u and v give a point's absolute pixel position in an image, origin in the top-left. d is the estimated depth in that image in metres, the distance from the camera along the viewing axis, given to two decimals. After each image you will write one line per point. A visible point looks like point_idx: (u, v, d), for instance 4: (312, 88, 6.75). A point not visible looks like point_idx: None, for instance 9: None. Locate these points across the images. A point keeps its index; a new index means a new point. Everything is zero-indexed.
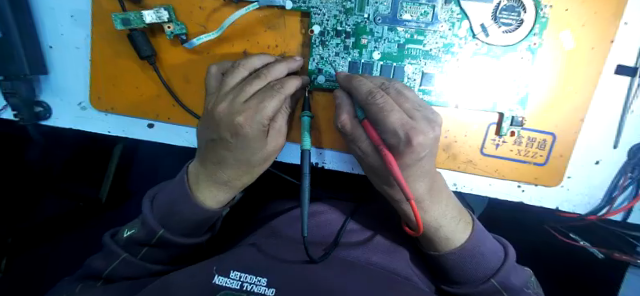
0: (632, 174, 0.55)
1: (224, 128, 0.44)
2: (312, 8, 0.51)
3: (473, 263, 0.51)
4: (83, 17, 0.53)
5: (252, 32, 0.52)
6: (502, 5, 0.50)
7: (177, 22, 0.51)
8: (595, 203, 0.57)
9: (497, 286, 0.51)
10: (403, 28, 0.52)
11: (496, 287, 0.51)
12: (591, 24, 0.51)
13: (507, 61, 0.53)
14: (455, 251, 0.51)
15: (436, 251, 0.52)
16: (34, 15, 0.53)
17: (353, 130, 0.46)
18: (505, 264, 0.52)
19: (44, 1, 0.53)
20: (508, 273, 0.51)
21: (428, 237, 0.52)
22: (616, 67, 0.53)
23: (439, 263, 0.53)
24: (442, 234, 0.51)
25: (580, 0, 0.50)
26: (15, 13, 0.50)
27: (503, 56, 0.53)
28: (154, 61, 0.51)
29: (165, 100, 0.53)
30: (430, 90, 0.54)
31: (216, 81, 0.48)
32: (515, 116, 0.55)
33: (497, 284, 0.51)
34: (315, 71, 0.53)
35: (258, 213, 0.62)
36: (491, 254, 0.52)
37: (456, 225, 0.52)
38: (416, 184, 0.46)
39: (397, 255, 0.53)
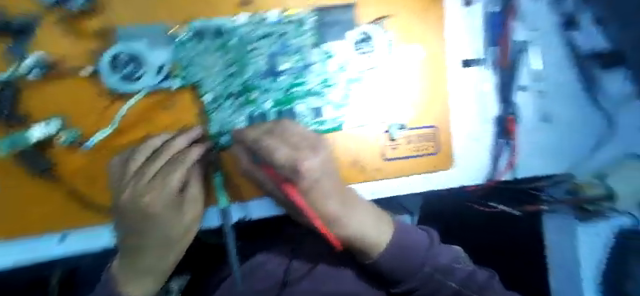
0: (502, 139, 0.68)
1: (133, 213, 0.47)
2: (198, 82, 0.57)
3: (404, 258, 0.56)
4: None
5: (147, 116, 0.56)
6: (356, 39, 0.61)
7: (69, 130, 0.53)
8: (486, 171, 0.69)
9: (430, 271, 0.57)
10: (284, 76, 0.59)
11: (429, 272, 0.57)
12: (428, 36, 0.64)
13: (376, 80, 0.63)
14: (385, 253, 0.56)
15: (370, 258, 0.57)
16: None
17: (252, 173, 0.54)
18: (430, 249, 0.58)
19: None
20: (435, 256, 0.58)
21: (358, 248, 0.57)
22: (462, 62, 0.66)
23: (377, 268, 0.57)
24: (369, 241, 0.56)
25: (414, 21, 0.63)
26: None
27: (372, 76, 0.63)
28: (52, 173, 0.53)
29: (74, 209, 0.54)
30: (323, 120, 0.61)
31: (118, 169, 0.50)
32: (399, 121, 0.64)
33: (429, 269, 0.57)
34: (217, 134, 0.56)
35: (205, 281, 0.63)
36: (417, 244, 0.58)
37: (379, 229, 0.58)
38: (327, 204, 0.54)
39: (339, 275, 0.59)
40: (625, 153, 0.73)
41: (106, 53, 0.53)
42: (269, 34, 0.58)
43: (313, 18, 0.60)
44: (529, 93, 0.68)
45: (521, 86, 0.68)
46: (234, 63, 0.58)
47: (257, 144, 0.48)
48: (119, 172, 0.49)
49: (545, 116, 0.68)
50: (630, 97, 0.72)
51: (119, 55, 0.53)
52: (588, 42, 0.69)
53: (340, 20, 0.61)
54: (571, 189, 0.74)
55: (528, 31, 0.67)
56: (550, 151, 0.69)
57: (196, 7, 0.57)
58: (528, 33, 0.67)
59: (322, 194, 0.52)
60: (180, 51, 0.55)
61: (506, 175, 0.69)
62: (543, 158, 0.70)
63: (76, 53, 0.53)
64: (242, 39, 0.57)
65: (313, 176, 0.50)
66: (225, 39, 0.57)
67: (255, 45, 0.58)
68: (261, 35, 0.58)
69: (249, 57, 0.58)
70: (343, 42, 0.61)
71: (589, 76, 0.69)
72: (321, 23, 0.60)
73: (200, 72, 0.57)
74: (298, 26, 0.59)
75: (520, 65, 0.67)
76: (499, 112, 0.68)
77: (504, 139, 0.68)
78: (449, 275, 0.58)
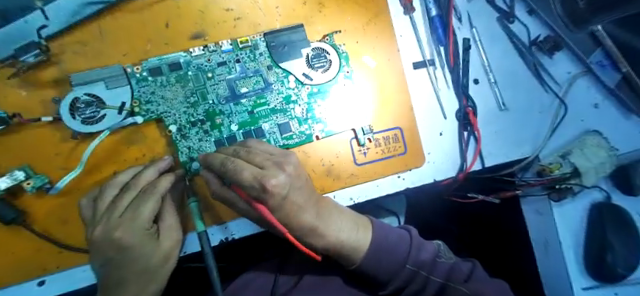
0: (467, 130, 0.70)
1: (106, 248, 0.47)
2: (162, 113, 0.58)
3: (386, 258, 0.56)
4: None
5: (116, 153, 0.57)
6: (311, 55, 0.64)
7: (37, 175, 0.53)
8: (458, 163, 0.70)
9: (413, 268, 0.57)
10: (245, 99, 0.62)
11: (412, 269, 0.57)
12: (377, 45, 0.69)
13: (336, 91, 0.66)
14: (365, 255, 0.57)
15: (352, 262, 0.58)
16: None
17: (226, 195, 0.54)
18: (412, 246, 0.58)
19: None
20: (417, 253, 0.58)
21: (340, 255, 0.58)
22: (413, 65, 0.71)
23: (361, 273, 0.58)
24: (349, 247, 0.57)
25: (362, 34, 0.68)
26: None
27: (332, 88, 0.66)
28: (22, 220, 0.52)
29: (47, 251, 0.53)
30: (290, 135, 0.63)
31: (89, 210, 0.51)
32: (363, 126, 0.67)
33: (412, 266, 0.57)
34: (187, 160, 0.59)
35: None
36: (397, 242, 0.58)
37: (356, 231, 0.59)
38: (303, 215, 0.53)
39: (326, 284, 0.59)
40: (587, 131, 0.74)
41: (66, 98, 0.54)
42: (226, 61, 0.61)
43: (265, 41, 0.63)
44: (482, 85, 0.72)
45: (473, 79, 0.72)
46: (195, 93, 0.60)
47: (223, 167, 0.50)
48: (91, 212, 0.51)
49: (501, 104, 0.72)
50: (577, 77, 0.74)
51: (79, 98, 0.54)
52: (525, 32, 0.74)
53: (292, 40, 0.64)
54: (539, 171, 0.74)
55: (470, 30, 0.73)
56: (512, 136, 0.72)
57: (152, 43, 0.59)
58: (469, 31, 0.73)
59: (295, 205, 0.51)
60: (140, 87, 0.57)
61: (475, 165, 0.71)
62: (507, 144, 0.72)
63: (39, 102, 0.55)
64: (200, 68, 0.60)
65: (281, 190, 0.48)
66: (183, 71, 0.59)
67: (213, 73, 0.60)
68: (218, 63, 0.61)
69: (209, 85, 0.60)
70: (297, 60, 0.64)
71: (532, 63, 0.73)
72: (272, 45, 0.63)
73: (161, 105, 0.58)
74: (253, 50, 0.62)
75: (467, 61, 0.71)
76: (459, 105, 0.71)
77: (469, 129, 0.71)
78: (433, 270, 0.58)
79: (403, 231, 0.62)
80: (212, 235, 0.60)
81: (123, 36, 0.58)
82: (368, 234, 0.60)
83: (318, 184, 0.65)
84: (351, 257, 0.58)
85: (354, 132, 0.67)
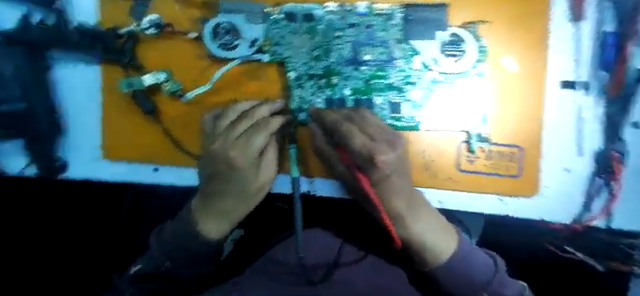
0: (600, 179, 0.56)
1: (221, 161, 0.54)
2: (286, 58, 0.60)
3: (461, 273, 0.55)
4: (94, 90, 0.64)
5: (238, 83, 0.61)
6: (446, 41, 0.58)
7: (174, 81, 0.61)
8: (576, 211, 0.58)
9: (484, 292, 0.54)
10: (365, 66, 0.60)
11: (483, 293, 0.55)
12: (525, 48, 0.57)
13: (461, 86, 0.59)
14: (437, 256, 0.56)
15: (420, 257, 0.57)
16: (60, 87, 0.65)
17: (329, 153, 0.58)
18: (495, 275, 0.54)
19: (66, 76, 0.64)
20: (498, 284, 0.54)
21: (415, 251, 0.58)
22: (559, 83, 0.57)
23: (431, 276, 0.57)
24: (426, 248, 0.56)
25: (508, 29, 0.57)
26: None
27: (457, 81, 0.59)
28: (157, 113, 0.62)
29: (167, 147, 0.63)
30: (399, 116, 0.61)
31: (210, 125, 0.56)
32: (481, 133, 0.59)
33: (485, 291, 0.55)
34: (296, 109, 0.60)
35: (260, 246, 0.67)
36: (480, 265, 0.55)
37: (437, 232, 0.56)
38: (392, 198, 0.54)
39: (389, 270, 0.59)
40: None
41: (212, 21, 0.60)
42: (357, 24, 0.59)
43: (402, 14, 0.58)
44: None
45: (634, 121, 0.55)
46: (319, 47, 0.60)
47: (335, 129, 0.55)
48: (211, 127, 0.56)
49: None
50: None
51: (222, 25, 0.59)
52: None
53: (430, 18, 0.58)
54: None
55: None
56: None
57: None
58: None
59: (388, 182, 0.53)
60: (273, 28, 0.59)
61: (597, 221, 0.58)
62: None
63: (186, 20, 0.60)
64: (330, 25, 0.59)
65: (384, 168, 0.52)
66: (315, 23, 0.59)
67: (342, 33, 0.59)
68: (350, 24, 0.59)
69: (334, 43, 0.59)
70: (430, 42, 0.58)
71: None
72: (408, 18, 0.58)
73: (288, 50, 0.60)
74: (387, 20, 0.58)
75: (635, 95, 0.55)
76: (602, 145, 0.56)
77: (604, 178, 0.57)
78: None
79: (490, 256, 0.56)
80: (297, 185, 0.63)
81: None
82: (451, 243, 0.56)
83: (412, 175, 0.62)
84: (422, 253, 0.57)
85: (467, 135, 0.60)
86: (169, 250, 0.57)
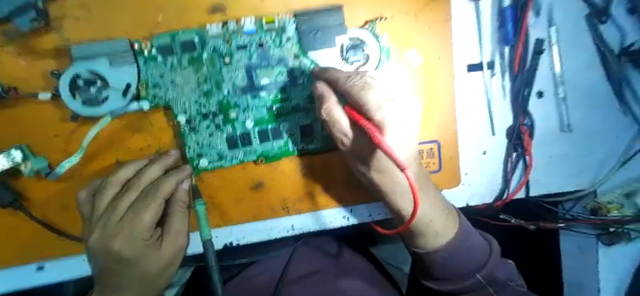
0: (515, 152, 0.60)
1: (103, 255, 0.43)
2: (170, 102, 0.51)
3: (459, 259, 0.52)
4: None
5: (119, 140, 0.52)
6: (346, 46, 0.53)
7: (36, 157, 0.49)
8: (498, 189, 0.62)
9: (483, 281, 0.53)
10: (265, 92, 0.53)
11: (482, 281, 0.53)
12: (435, 27, 0.56)
13: None
14: (442, 247, 0.52)
15: (422, 248, 0.54)
16: None
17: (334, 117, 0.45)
18: (491, 259, 0.54)
19: None
20: (494, 268, 0.54)
21: (419, 232, 0.53)
22: (466, 67, 0.58)
23: (425, 260, 0.54)
24: (432, 230, 0.52)
25: (411, 20, 0.55)
26: None
27: None
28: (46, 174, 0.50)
29: (48, 237, 0.51)
30: (311, 139, 0.56)
31: (88, 204, 0.47)
32: None
33: (483, 279, 0.53)
34: (195, 157, 0.54)
35: None
36: (478, 250, 0.54)
37: (443, 223, 0.53)
38: (424, 206, 0.51)
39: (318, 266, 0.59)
40: None
41: (66, 74, 0.47)
42: (246, 45, 0.52)
43: (295, 25, 0.53)
44: (546, 99, 0.60)
45: (536, 91, 0.60)
46: (208, 81, 0.52)
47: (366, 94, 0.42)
48: (90, 208, 0.46)
49: (564, 124, 0.61)
50: None
51: (80, 76, 0.47)
52: (617, 38, 0.58)
53: (328, 25, 0.53)
54: (594, 208, 0.63)
55: (547, 28, 0.58)
56: (569, 166, 0.62)
57: (165, 15, 0.51)
58: (546, 30, 0.58)
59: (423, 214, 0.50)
60: (148, 68, 0.50)
61: (519, 192, 0.62)
62: (561, 171, 0.63)
63: (39, 75, 0.48)
64: (216, 52, 0.51)
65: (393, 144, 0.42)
66: (198, 53, 0.51)
67: (231, 58, 0.52)
68: (238, 47, 0.52)
69: (225, 72, 0.52)
70: (332, 50, 0.53)
71: (616, 80, 0.60)
72: (302, 29, 0.52)
73: (171, 91, 0.51)
74: (279, 34, 0.53)
75: (535, 69, 0.58)
76: (513, 122, 0.60)
77: (518, 150, 0.60)
78: (502, 290, 0.55)
79: (484, 243, 0.56)
80: (217, 238, 0.58)
81: (133, 3, 0.50)
82: (454, 227, 0.54)
83: (325, 197, 0.59)
84: (423, 244, 0.54)
85: None
86: None
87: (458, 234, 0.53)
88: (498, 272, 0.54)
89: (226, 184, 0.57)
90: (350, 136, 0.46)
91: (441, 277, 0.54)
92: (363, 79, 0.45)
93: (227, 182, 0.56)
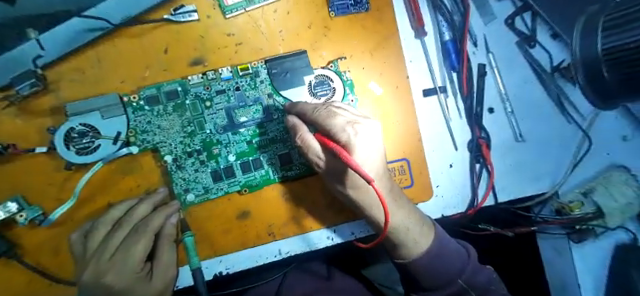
0: (478, 163, 0.66)
1: (95, 293, 0.45)
2: (158, 144, 0.56)
3: (440, 265, 0.55)
4: None
5: (109, 183, 0.56)
6: (313, 82, 0.61)
7: (31, 207, 0.52)
8: (468, 198, 0.66)
9: (465, 286, 0.56)
10: (244, 128, 0.59)
11: (464, 286, 0.56)
12: (389, 61, 0.64)
13: None
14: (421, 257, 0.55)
15: (405, 258, 0.56)
16: None
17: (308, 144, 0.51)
18: (470, 264, 0.58)
19: None
20: (473, 273, 0.57)
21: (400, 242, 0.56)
22: (422, 92, 0.66)
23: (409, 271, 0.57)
24: (411, 237, 0.56)
25: (368, 57, 0.64)
26: None
27: None
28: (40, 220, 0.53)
29: (39, 284, 0.53)
30: (290, 166, 0.60)
31: (80, 246, 0.49)
32: None
33: (464, 284, 0.56)
34: (183, 192, 0.57)
35: None
36: (457, 256, 0.57)
37: (420, 231, 0.57)
38: (399, 217, 0.56)
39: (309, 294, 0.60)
40: (613, 165, 0.69)
41: (60, 128, 0.52)
42: (225, 89, 0.59)
43: (266, 69, 0.60)
44: (498, 113, 0.68)
45: (487, 108, 0.67)
46: (191, 123, 0.57)
47: (331, 122, 0.48)
48: (81, 249, 0.49)
49: (517, 135, 0.68)
50: None
51: (74, 128, 0.53)
52: (547, 58, 0.67)
53: (295, 66, 0.61)
54: (558, 209, 0.68)
55: (485, 55, 0.67)
56: (529, 171, 0.68)
57: (151, 70, 0.57)
58: (485, 56, 0.67)
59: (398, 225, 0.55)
60: (136, 116, 0.55)
61: (488, 199, 0.67)
62: (523, 178, 0.68)
63: (35, 130, 0.53)
64: (198, 97, 0.58)
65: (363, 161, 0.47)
66: (181, 99, 0.57)
67: (212, 102, 0.58)
68: (217, 91, 0.58)
69: (207, 114, 0.58)
70: (300, 88, 0.60)
71: (554, 93, 0.68)
72: (273, 72, 0.60)
73: (158, 134, 0.56)
74: (253, 78, 0.60)
75: (482, 89, 0.67)
76: (471, 136, 0.66)
77: (480, 161, 0.67)
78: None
79: (461, 248, 0.59)
80: (207, 268, 0.60)
81: (122, 62, 0.57)
82: (430, 234, 0.58)
83: (309, 221, 0.62)
84: (405, 254, 0.56)
85: None
86: None
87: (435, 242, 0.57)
88: (477, 276, 0.57)
89: (214, 216, 0.60)
90: (324, 159, 0.51)
91: (427, 287, 0.56)
92: (327, 109, 0.51)
93: (215, 213, 0.60)
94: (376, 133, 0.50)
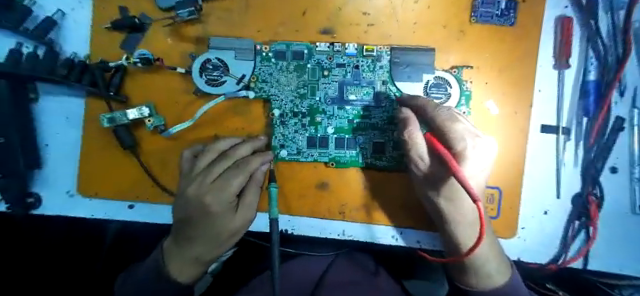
0: (579, 220, 0.60)
1: (193, 207, 0.51)
2: (271, 96, 0.60)
3: None
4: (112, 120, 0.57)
5: (221, 117, 0.61)
6: (431, 83, 0.59)
7: (157, 116, 0.59)
8: (554, 252, 0.61)
9: None
10: (351, 106, 0.60)
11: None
12: (517, 83, 0.60)
13: None
14: (488, 293, 0.52)
15: (469, 286, 0.54)
16: (38, 127, 0.62)
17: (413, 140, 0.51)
18: None
19: (45, 112, 0.62)
20: None
21: (469, 271, 0.53)
22: (540, 127, 0.60)
23: None
24: (486, 270, 0.53)
25: (496, 74, 0.60)
26: (43, 120, 0.62)
27: None
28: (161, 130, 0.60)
29: (145, 183, 0.62)
30: (380, 156, 0.60)
31: (188, 163, 0.55)
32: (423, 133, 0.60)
33: None
34: (278, 147, 0.61)
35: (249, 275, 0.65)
36: None
37: (497, 268, 0.53)
38: (479, 245, 0.53)
39: (361, 283, 0.60)
40: None
41: (199, 57, 0.59)
42: (345, 64, 0.60)
43: (390, 56, 0.60)
44: (621, 176, 0.60)
45: (609, 166, 0.60)
46: (305, 86, 0.60)
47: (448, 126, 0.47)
48: (188, 166, 0.55)
49: (636, 206, 0.60)
50: None
51: (210, 60, 0.59)
52: None
53: (418, 62, 0.59)
54: None
55: (629, 110, 0.59)
56: (635, 249, 0.60)
57: (284, 28, 0.61)
58: (628, 110, 0.59)
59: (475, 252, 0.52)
60: (262, 66, 0.59)
61: (576, 262, 0.60)
62: (624, 253, 0.60)
63: (178, 53, 0.60)
64: (319, 64, 0.60)
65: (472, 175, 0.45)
66: (304, 62, 0.60)
67: (330, 72, 0.60)
68: (337, 64, 0.60)
69: (321, 82, 0.60)
70: (416, 83, 0.59)
71: None
72: (395, 61, 0.59)
73: (274, 87, 0.60)
74: (375, 61, 0.60)
75: (612, 144, 0.59)
76: (580, 189, 0.60)
77: (582, 219, 0.60)
78: None
79: None
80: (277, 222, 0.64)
81: (263, 14, 0.61)
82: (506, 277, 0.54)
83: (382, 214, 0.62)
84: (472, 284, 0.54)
85: None
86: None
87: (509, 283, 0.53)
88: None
89: (297, 178, 0.63)
90: (426, 160, 0.51)
91: None
92: (448, 111, 0.50)
93: (299, 175, 0.63)
94: (491, 152, 0.47)
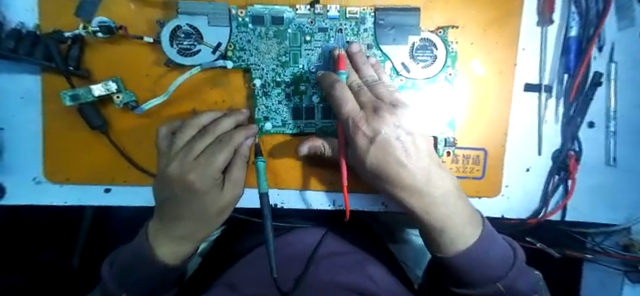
0: (558, 175, 0.62)
1: (176, 186, 0.48)
2: (251, 65, 0.56)
3: (480, 265, 0.46)
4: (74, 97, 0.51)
5: (198, 91, 0.57)
6: (417, 45, 0.57)
7: (127, 92, 0.54)
8: (535, 206, 0.64)
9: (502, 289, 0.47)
10: None
11: (500, 290, 0.47)
12: (502, 42, 0.59)
13: (429, 90, 0.59)
14: (457, 256, 0.47)
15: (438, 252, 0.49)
16: None
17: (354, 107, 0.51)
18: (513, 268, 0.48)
19: None
20: (516, 278, 0.47)
21: (432, 237, 0.48)
22: (524, 86, 0.61)
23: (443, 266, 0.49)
24: (448, 236, 0.47)
25: (481, 33, 0.59)
26: None
27: (425, 86, 0.59)
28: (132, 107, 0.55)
29: (121, 165, 0.58)
30: None
31: (166, 140, 0.52)
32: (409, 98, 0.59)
33: (502, 287, 0.47)
34: (262, 119, 0.58)
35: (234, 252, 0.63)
36: (500, 259, 0.47)
37: (464, 230, 0.48)
38: (449, 211, 0.47)
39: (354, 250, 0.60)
40: None
41: (169, 23, 0.53)
42: (327, 28, 0.57)
43: (374, 18, 0.57)
44: (597, 130, 0.62)
45: (587, 121, 0.62)
46: (287, 53, 0.56)
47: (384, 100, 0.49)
48: (167, 144, 0.52)
49: (610, 158, 0.62)
50: None
51: (181, 27, 0.54)
52: None
53: (404, 23, 0.57)
54: (626, 244, 0.64)
55: (607, 64, 0.60)
56: (607, 198, 0.64)
57: None
58: (606, 65, 0.60)
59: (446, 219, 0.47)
60: (239, 32, 0.55)
61: (555, 215, 0.64)
62: (598, 203, 0.64)
63: (144, 20, 0.54)
64: (300, 29, 0.56)
65: (392, 134, 0.47)
66: (284, 27, 0.56)
67: (312, 37, 0.56)
68: (320, 28, 0.56)
69: (304, 48, 0.56)
70: (401, 47, 0.57)
71: None
72: (380, 23, 0.57)
73: (253, 56, 0.56)
74: (358, 24, 0.57)
75: (590, 100, 0.61)
76: (560, 145, 0.62)
77: (561, 174, 0.63)
78: None
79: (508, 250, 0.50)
80: None
81: None
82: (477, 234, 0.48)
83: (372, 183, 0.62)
84: (439, 248, 0.49)
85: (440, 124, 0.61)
86: (122, 280, 0.49)
87: (480, 240, 0.48)
88: (520, 282, 0.48)
89: (282, 150, 0.60)
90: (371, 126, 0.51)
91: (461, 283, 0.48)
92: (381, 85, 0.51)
93: (283, 148, 0.60)
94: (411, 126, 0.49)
